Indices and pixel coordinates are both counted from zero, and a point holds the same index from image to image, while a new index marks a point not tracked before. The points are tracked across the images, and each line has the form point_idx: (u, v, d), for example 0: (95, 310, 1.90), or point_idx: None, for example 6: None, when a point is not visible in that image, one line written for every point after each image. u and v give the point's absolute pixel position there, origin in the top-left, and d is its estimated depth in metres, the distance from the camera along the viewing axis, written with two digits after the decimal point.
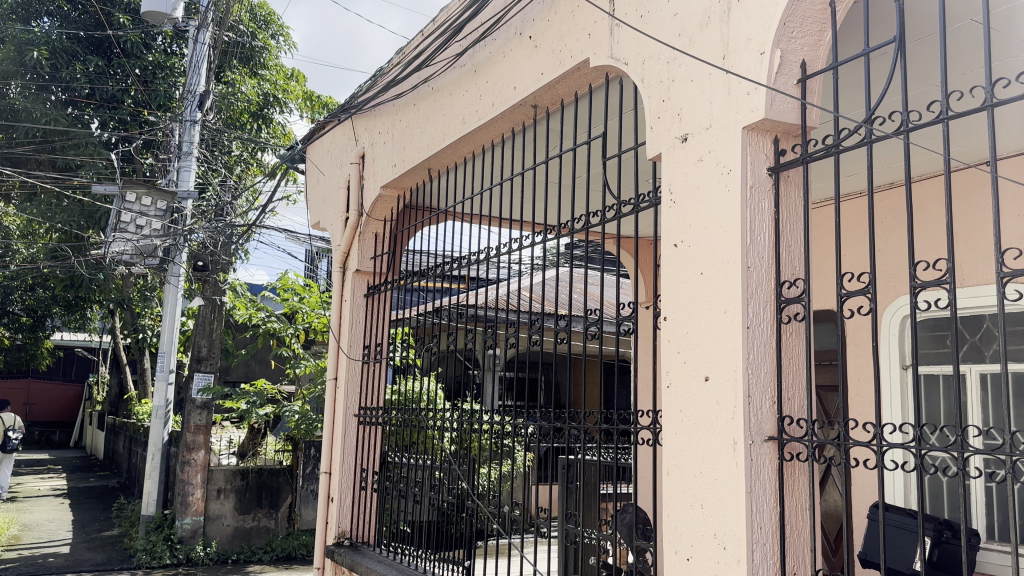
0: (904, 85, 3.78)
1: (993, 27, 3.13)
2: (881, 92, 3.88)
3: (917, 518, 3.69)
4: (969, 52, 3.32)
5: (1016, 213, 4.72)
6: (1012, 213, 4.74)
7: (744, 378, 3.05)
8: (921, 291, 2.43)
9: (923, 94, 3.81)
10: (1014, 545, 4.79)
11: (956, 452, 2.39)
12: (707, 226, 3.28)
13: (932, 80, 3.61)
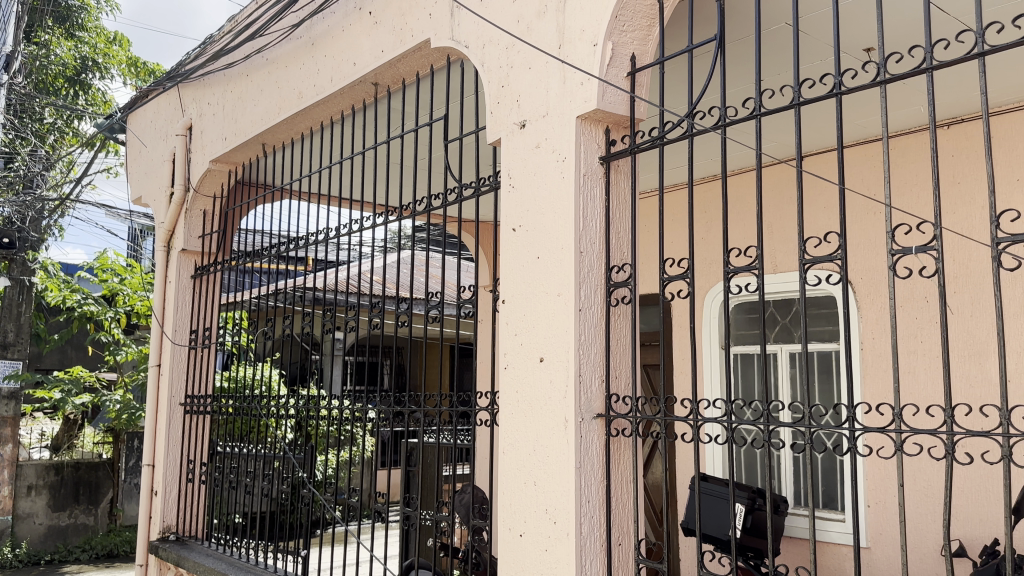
0: (723, 83, 3.99)
1: (802, 33, 3.31)
2: (703, 88, 4.08)
3: (729, 487, 4.07)
4: (780, 55, 3.50)
5: (820, 206, 5.12)
6: (816, 206, 5.14)
7: (575, 359, 3.14)
8: (734, 277, 2.60)
9: (742, 92, 4.04)
10: (809, 508, 5.26)
11: (764, 425, 2.59)
12: (544, 211, 3.35)
13: (749, 80, 3.82)
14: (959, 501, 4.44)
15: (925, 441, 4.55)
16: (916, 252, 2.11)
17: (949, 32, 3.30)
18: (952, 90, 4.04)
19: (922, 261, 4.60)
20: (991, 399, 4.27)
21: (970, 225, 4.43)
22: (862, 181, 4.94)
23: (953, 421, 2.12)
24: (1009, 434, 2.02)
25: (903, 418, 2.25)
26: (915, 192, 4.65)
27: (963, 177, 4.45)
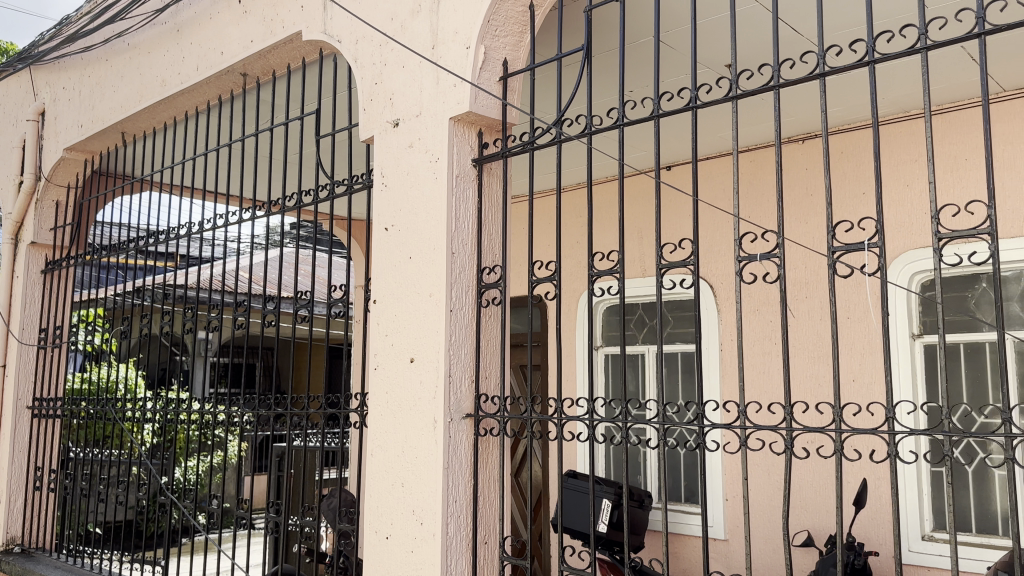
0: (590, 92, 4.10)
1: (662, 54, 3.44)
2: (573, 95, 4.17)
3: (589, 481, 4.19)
4: (642, 71, 3.62)
5: (673, 213, 5.18)
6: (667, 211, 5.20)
7: (445, 359, 3.14)
8: (598, 279, 2.68)
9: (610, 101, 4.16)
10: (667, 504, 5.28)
11: (622, 422, 2.70)
12: (416, 211, 3.33)
13: (616, 92, 3.94)
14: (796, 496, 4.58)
15: (765, 436, 4.76)
16: (762, 258, 2.26)
17: (795, 54, 3.48)
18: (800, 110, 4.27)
19: (765, 267, 4.66)
20: (824, 394, 4.41)
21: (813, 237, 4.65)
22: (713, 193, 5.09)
23: (792, 418, 2.29)
24: (840, 429, 2.20)
25: (748, 415, 2.41)
26: (762, 201, 4.82)
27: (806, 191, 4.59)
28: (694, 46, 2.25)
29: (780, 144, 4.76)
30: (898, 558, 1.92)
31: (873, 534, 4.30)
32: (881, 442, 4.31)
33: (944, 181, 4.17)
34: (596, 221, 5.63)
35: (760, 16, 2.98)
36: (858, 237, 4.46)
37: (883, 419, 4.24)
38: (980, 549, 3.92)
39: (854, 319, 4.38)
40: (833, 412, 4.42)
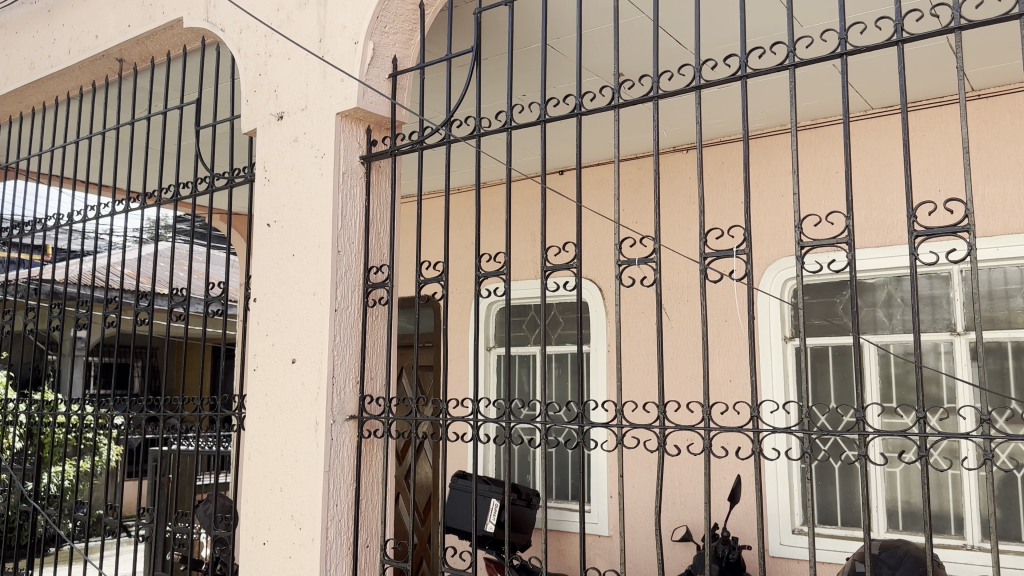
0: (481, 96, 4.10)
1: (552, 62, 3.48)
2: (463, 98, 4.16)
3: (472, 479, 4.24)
4: (532, 77, 3.66)
5: (557, 218, 5.22)
6: (552, 215, 5.26)
7: (329, 360, 3.08)
8: (483, 281, 2.67)
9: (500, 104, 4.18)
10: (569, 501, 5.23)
11: (505, 422, 2.72)
12: (300, 207, 3.24)
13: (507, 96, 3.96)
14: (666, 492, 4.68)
15: (640, 436, 4.81)
16: (640, 263, 2.29)
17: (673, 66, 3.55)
18: (671, 125, 4.23)
19: (642, 273, 4.73)
20: (694, 394, 4.52)
21: (684, 245, 4.72)
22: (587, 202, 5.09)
23: (665, 417, 2.35)
24: (709, 428, 2.27)
25: (625, 415, 2.46)
26: (641, 207, 4.84)
27: (680, 200, 4.71)
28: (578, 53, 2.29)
29: (657, 153, 4.77)
30: (762, 552, 2.00)
31: (745, 529, 4.43)
32: (746, 439, 4.46)
33: (813, 192, 4.32)
34: (486, 222, 5.64)
35: (643, 25, 3.04)
36: (726, 243, 4.60)
37: (749, 418, 4.41)
38: (840, 541, 4.14)
39: (729, 322, 4.53)
40: (701, 411, 4.52)
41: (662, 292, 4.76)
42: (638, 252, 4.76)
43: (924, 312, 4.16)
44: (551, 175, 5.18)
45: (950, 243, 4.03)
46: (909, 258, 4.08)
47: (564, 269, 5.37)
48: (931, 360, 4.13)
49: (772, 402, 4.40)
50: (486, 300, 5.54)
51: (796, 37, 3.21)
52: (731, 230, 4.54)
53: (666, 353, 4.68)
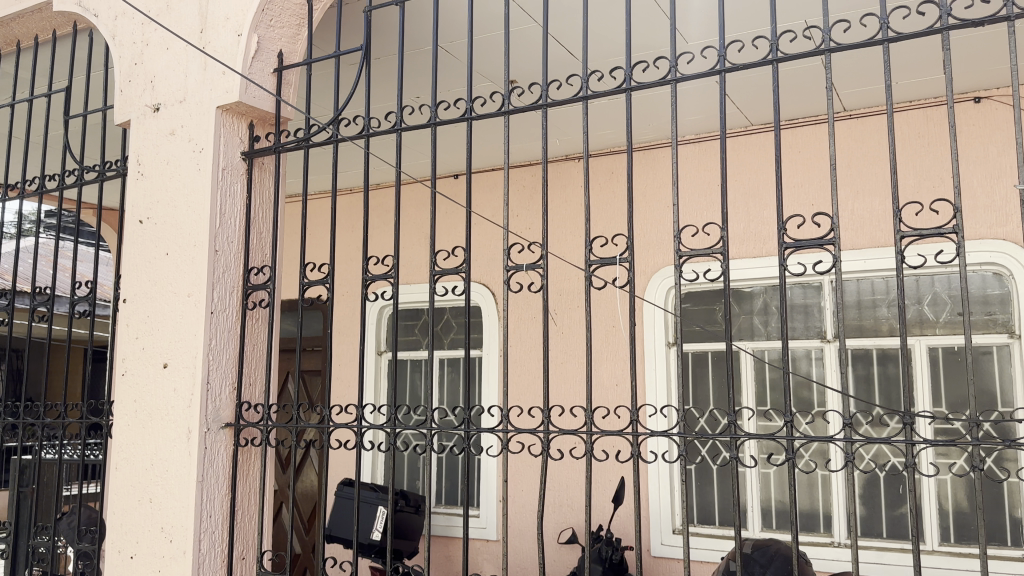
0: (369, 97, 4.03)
1: (443, 66, 3.47)
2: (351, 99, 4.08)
3: (354, 485, 4.16)
4: (423, 80, 3.63)
5: (448, 222, 5.18)
6: (442, 218, 5.22)
7: (204, 365, 2.95)
8: (370, 284, 2.62)
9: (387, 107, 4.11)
10: (460, 508, 5.12)
11: (390, 429, 2.67)
12: (175, 203, 3.09)
13: (396, 98, 3.91)
14: (550, 495, 4.71)
15: (526, 440, 4.81)
16: (527, 268, 2.30)
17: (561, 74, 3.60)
18: (561, 133, 4.28)
19: (530, 278, 4.77)
20: (579, 399, 4.58)
21: (571, 251, 4.76)
22: (476, 207, 5.07)
23: (549, 422, 2.35)
24: (591, 432, 2.29)
25: (510, 420, 2.46)
26: (530, 214, 4.87)
27: (569, 207, 4.76)
28: (467, 57, 2.29)
29: (546, 162, 4.82)
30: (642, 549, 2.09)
31: (628, 530, 4.50)
32: (625, 442, 4.54)
33: (696, 203, 4.44)
34: (374, 225, 5.55)
35: (532, 32, 3.06)
36: (610, 251, 4.67)
37: (630, 422, 4.49)
38: (715, 540, 4.29)
39: (615, 327, 4.61)
40: (584, 416, 4.57)
41: (549, 298, 4.80)
42: (526, 257, 4.79)
43: (798, 320, 4.36)
44: (442, 180, 5.15)
45: (819, 254, 4.24)
46: (779, 268, 4.27)
47: (454, 274, 5.34)
48: (803, 365, 4.33)
49: (650, 406, 4.51)
50: (375, 303, 5.45)
51: (679, 52, 3.31)
52: (614, 238, 4.62)
53: (553, 359, 4.72)
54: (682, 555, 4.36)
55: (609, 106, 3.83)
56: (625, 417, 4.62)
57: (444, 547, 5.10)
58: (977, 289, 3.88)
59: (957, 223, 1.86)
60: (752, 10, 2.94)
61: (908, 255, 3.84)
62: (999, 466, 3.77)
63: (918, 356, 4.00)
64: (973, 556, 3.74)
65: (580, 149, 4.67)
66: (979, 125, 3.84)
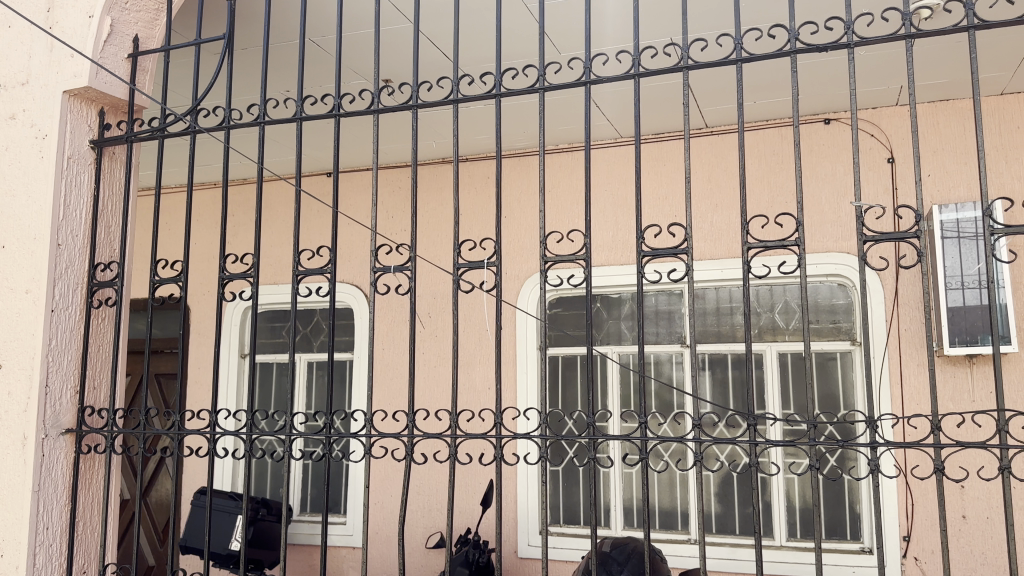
0: (227, 92, 3.86)
1: (310, 61, 3.38)
2: (206, 92, 3.89)
3: (206, 494, 4.05)
4: (287, 73, 3.51)
5: (313, 222, 5.06)
6: (309, 218, 5.07)
7: (42, 367, 2.74)
8: (228, 283, 2.52)
9: (245, 102, 3.94)
10: (322, 515, 4.99)
11: (246, 434, 2.56)
12: (14, 192, 2.86)
13: (257, 93, 3.76)
14: (417, 501, 4.65)
15: (389, 444, 4.74)
16: (394, 270, 2.28)
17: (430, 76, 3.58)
18: (432, 135, 4.25)
19: (397, 280, 4.71)
20: (444, 403, 4.57)
21: (441, 254, 4.73)
22: (346, 207, 4.96)
23: (414, 426, 2.32)
24: (455, 435, 2.27)
25: (373, 424, 2.42)
26: (397, 216, 4.83)
27: (440, 210, 4.74)
28: (335, 54, 2.27)
29: (415, 165, 4.80)
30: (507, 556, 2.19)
31: (495, 533, 4.50)
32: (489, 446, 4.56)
33: (566, 210, 4.51)
34: (234, 222, 5.34)
35: (403, 30, 3.03)
36: (478, 255, 4.68)
37: (493, 424, 4.49)
38: (574, 540, 4.36)
39: (487, 331, 4.61)
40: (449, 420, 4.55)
41: (416, 300, 4.77)
42: (394, 259, 4.73)
43: (660, 326, 4.52)
44: (307, 178, 5.03)
45: (673, 264, 4.41)
46: (637, 276, 4.41)
47: (318, 275, 5.21)
48: (666, 370, 4.47)
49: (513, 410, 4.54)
50: (242, 304, 5.26)
51: (547, 61, 3.36)
52: (483, 242, 4.63)
53: (420, 362, 4.69)
54: (541, 555, 4.41)
55: (479, 109, 3.83)
56: (490, 420, 4.63)
57: (305, 556, 4.91)
58: (824, 299, 4.13)
59: (799, 236, 1.99)
60: (618, 24, 3.03)
61: (754, 266, 4.05)
62: (841, 465, 4.03)
63: (769, 361, 4.22)
64: (812, 549, 3.98)
65: (449, 154, 4.67)
66: (826, 145, 4.10)
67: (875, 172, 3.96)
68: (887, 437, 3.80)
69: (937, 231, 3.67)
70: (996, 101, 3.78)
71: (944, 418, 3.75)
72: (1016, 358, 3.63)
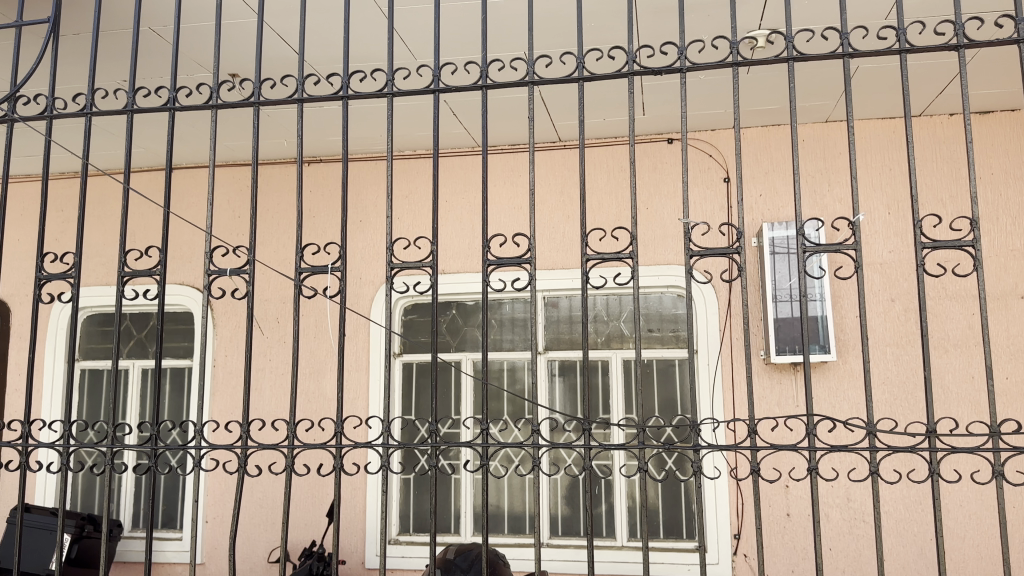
0: (48, 78, 3.56)
1: (145, 49, 3.19)
2: (23, 77, 3.57)
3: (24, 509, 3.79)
4: (118, 60, 3.30)
5: (149, 220, 4.79)
6: (143, 216, 4.80)
7: None
8: (44, 284, 2.34)
9: (69, 88, 3.66)
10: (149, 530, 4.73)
11: (60, 447, 2.38)
12: None
13: (84, 79, 3.50)
14: (261, 513, 4.47)
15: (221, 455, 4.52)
16: (229, 274, 2.18)
17: (276, 74, 3.48)
18: (280, 135, 4.12)
19: (233, 283, 4.51)
20: (281, 412, 4.43)
21: (289, 258, 4.58)
22: (189, 206, 4.72)
23: (248, 437, 2.24)
24: (292, 446, 2.21)
25: (204, 434, 2.32)
26: (239, 217, 4.65)
27: (287, 213, 4.61)
28: (199, 44, 2.29)
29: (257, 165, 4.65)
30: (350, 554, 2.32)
31: (342, 544, 4.40)
32: (329, 456, 4.42)
33: (420, 216, 4.49)
34: (57, 218, 4.97)
35: (249, 24, 2.93)
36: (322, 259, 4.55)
37: (331, 435, 4.36)
38: (412, 548, 4.34)
39: (333, 338, 4.51)
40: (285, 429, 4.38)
41: (259, 304, 4.60)
42: (231, 262, 4.53)
43: (515, 333, 4.58)
44: (142, 174, 4.76)
45: (517, 272, 4.46)
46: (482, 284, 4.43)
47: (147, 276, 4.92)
48: (519, 376, 4.54)
49: (355, 418, 4.44)
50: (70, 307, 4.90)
51: (396, 66, 3.33)
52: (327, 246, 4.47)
53: (263, 369, 4.53)
54: (378, 564, 4.31)
55: (330, 111, 3.75)
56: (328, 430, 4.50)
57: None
58: (667, 308, 4.33)
59: (633, 249, 2.14)
60: (469, 35, 3.05)
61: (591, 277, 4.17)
62: (679, 467, 4.22)
63: (614, 368, 4.38)
64: (640, 549, 4.14)
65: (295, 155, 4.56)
66: (666, 163, 4.29)
67: (713, 191, 4.18)
68: (720, 442, 3.99)
69: (767, 247, 3.95)
70: (815, 129, 4.11)
71: (761, 422, 3.99)
72: (834, 366, 3.93)
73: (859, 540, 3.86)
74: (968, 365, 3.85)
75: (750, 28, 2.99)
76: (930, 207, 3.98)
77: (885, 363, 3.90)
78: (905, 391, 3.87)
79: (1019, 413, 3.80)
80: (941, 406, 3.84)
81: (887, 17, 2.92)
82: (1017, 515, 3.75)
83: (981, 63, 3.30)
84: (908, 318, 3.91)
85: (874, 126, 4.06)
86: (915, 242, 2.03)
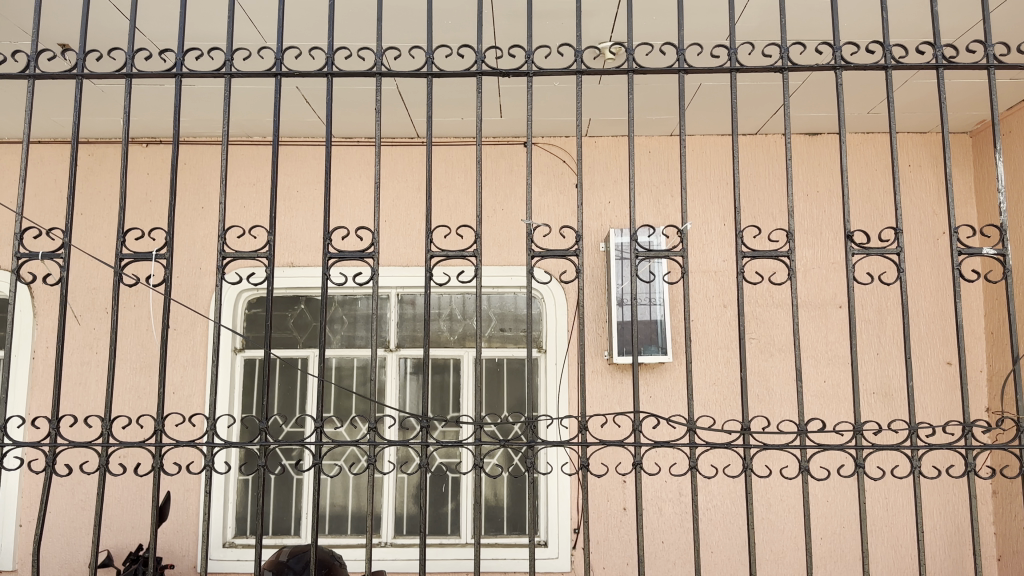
0: None
1: None
2: None
3: None
4: None
5: None
6: None
7: None
8: None
9: None
10: None
11: None
12: None
13: None
14: (80, 516, 4.18)
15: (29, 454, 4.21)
16: (41, 258, 2.02)
17: (104, 46, 3.27)
18: (115, 112, 3.88)
19: (46, 268, 4.19)
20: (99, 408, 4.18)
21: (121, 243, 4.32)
22: (8, 184, 4.36)
23: (58, 434, 2.08)
24: (107, 444, 2.07)
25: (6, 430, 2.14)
26: (64, 197, 4.34)
27: (117, 196, 4.34)
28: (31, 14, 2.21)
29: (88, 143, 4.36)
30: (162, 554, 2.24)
31: (171, 546, 4.18)
32: (148, 456, 4.19)
33: (265, 206, 4.34)
34: None
35: None
36: (145, 246, 4.32)
37: (150, 433, 4.14)
38: (242, 551, 4.18)
39: (156, 332, 4.28)
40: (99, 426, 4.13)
41: (84, 292, 4.30)
42: (49, 246, 4.22)
43: (368, 330, 4.50)
44: None
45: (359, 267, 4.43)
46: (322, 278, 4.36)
47: None
48: (371, 375, 4.48)
49: (179, 416, 4.24)
50: None
51: (236, 46, 3.22)
52: (152, 232, 4.25)
53: (85, 361, 4.25)
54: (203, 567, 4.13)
55: (169, 91, 3.56)
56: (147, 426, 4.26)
57: None
58: (519, 310, 4.39)
59: (477, 248, 2.15)
60: (320, 21, 2.98)
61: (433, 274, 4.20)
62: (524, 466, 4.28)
63: (466, 367, 4.39)
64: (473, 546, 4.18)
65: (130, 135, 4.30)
66: (518, 165, 4.36)
67: (561, 195, 4.28)
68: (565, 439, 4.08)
69: (614, 251, 4.07)
70: (659, 139, 4.29)
71: (595, 419, 4.13)
72: (669, 367, 4.12)
73: (686, 533, 4.06)
74: (787, 369, 4.13)
75: (598, 38, 3.09)
76: (758, 220, 4.24)
77: (714, 365, 4.13)
78: (730, 392, 4.11)
79: (829, 414, 4.12)
80: (762, 406, 4.11)
81: (720, 37, 3.10)
82: (826, 509, 4.06)
83: (804, 88, 3.55)
84: (736, 323, 4.16)
85: (711, 141, 4.30)
86: (737, 251, 2.14)
